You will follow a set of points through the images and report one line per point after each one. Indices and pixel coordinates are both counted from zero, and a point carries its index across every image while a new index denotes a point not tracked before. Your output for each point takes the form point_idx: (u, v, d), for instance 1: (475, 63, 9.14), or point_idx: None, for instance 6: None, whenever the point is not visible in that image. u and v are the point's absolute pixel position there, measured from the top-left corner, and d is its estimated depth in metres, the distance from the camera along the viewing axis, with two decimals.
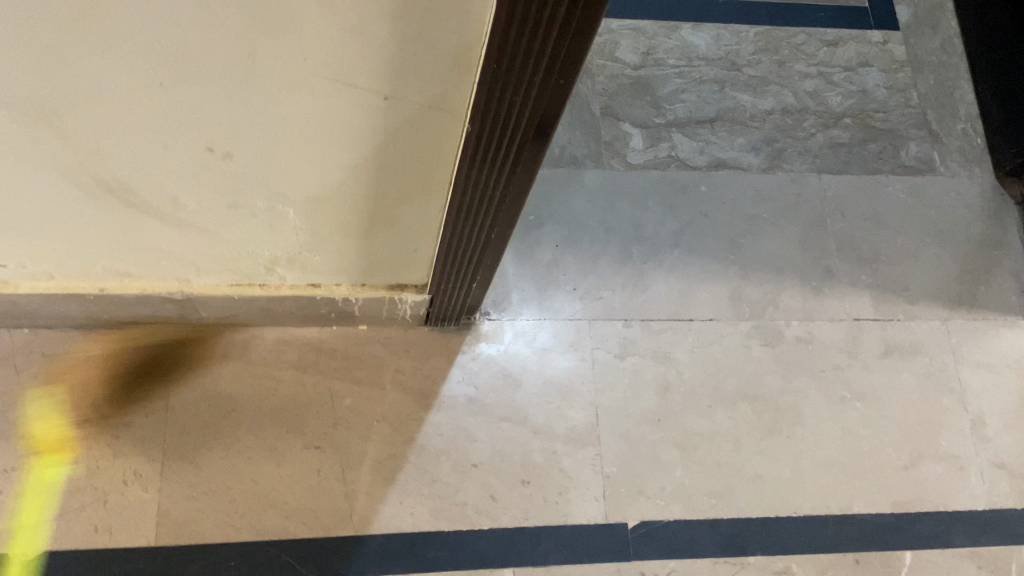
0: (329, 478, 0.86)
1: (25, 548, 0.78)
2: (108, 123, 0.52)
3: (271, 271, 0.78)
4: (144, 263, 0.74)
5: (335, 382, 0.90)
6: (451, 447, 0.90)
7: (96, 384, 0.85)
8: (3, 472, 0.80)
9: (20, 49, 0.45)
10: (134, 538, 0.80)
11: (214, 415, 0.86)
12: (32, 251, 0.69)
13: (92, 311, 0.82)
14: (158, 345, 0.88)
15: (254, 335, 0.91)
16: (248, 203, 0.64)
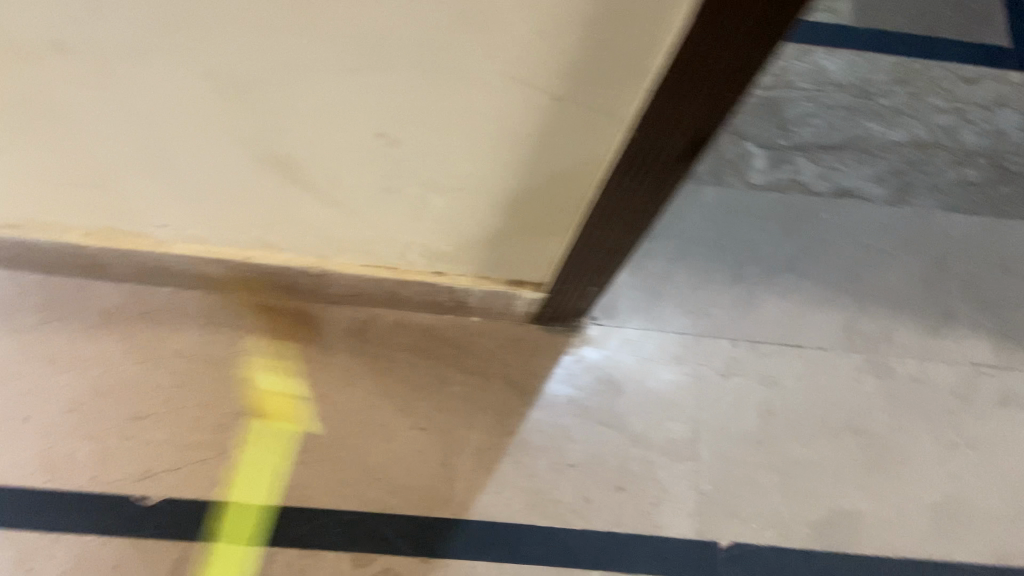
0: (432, 461, 0.89)
1: (149, 492, 0.83)
2: (295, 103, 0.56)
3: (402, 256, 0.81)
4: (289, 236, 0.78)
5: (445, 370, 0.93)
6: (550, 444, 0.91)
7: (225, 346, 0.90)
8: (136, 418, 0.86)
9: (235, 27, 0.48)
10: (249, 494, 0.84)
11: (330, 388, 0.90)
12: (192, 214, 0.74)
13: (232, 277, 0.87)
14: (284, 316, 0.93)
15: (372, 316, 0.94)
16: (399, 188, 0.67)
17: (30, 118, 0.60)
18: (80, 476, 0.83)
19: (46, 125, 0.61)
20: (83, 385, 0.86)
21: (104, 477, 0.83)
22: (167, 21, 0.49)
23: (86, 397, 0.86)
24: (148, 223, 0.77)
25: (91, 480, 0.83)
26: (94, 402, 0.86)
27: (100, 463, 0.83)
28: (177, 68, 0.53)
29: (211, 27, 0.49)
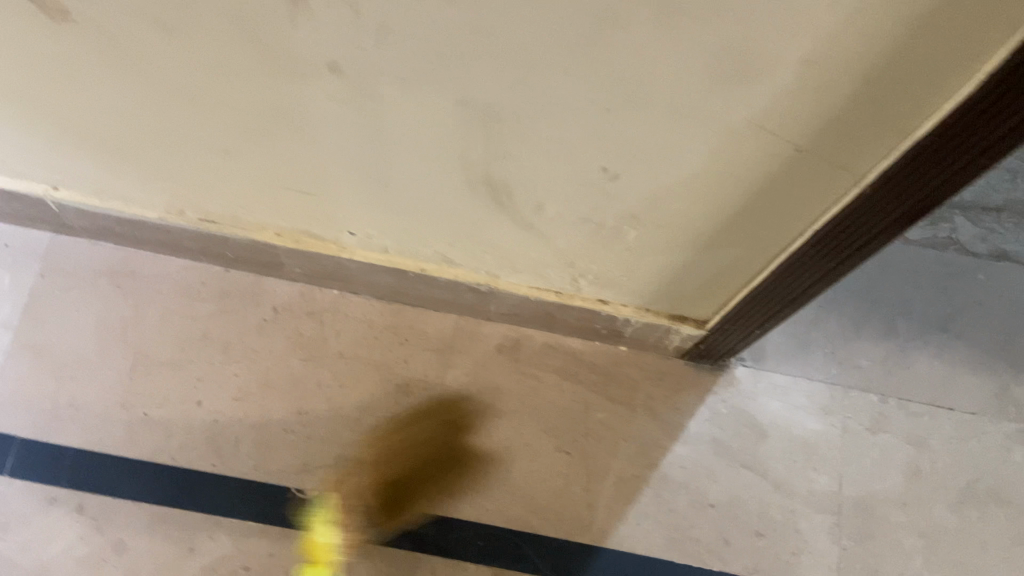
0: (575, 486, 0.90)
1: (307, 486, 0.86)
2: (534, 134, 0.58)
3: (574, 282, 0.82)
4: (470, 253, 0.80)
5: (591, 396, 0.93)
6: (691, 482, 0.91)
7: (385, 351, 0.93)
8: (298, 413, 0.89)
9: (504, 64, 0.51)
10: (399, 498, 0.87)
11: (480, 402, 0.92)
12: (386, 224, 0.78)
13: (401, 285, 0.90)
14: (442, 327, 0.95)
15: (524, 335, 0.95)
16: (599, 219, 0.68)
17: (271, 126, 0.63)
18: (244, 463, 0.86)
19: (283, 134, 0.63)
20: (252, 376, 0.90)
21: (267, 467, 0.87)
22: (440, 55, 0.51)
23: (253, 388, 0.89)
24: (339, 227, 0.80)
25: (255, 469, 0.86)
26: (260, 393, 0.89)
27: (263, 453, 0.87)
28: (431, 95, 0.55)
29: (482, 62, 0.51)
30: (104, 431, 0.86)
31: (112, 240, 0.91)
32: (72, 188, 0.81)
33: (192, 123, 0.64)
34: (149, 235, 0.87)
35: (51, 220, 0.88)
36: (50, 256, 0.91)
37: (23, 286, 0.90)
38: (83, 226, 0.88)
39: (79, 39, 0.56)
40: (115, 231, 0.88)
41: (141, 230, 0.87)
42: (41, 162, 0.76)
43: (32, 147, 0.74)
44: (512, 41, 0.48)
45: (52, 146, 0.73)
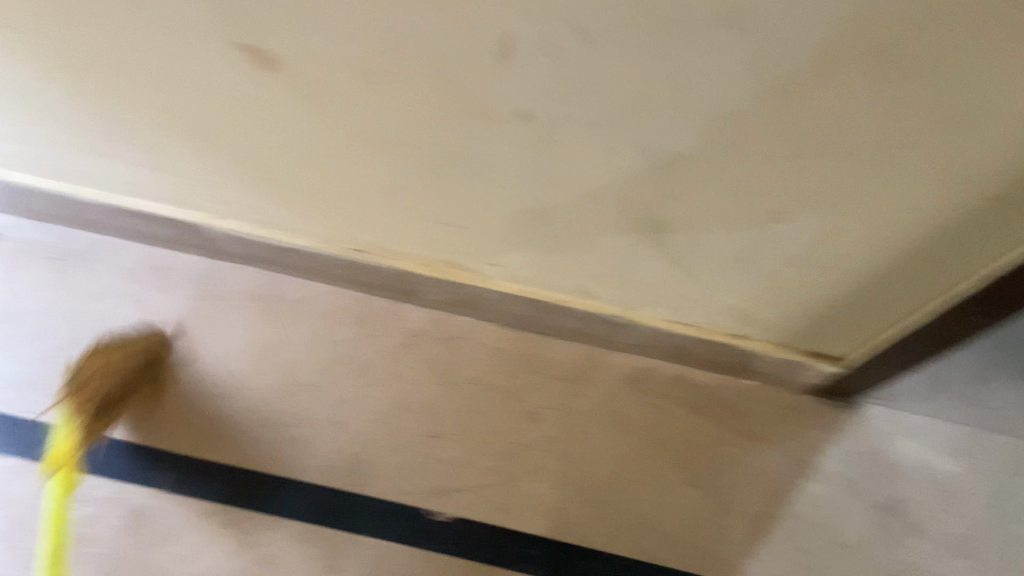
0: (704, 519, 0.91)
1: (439, 509, 0.89)
2: (708, 176, 0.58)
3: (714, 317, 0.82)
4: (611, 287, 0.82)
5: (720, 429, 0.94)
6: (822, 520, 0.91)
7: (515, 379, 0.95)
8: (433, 437, 0.92)
9: (694, 113, 0.51)
10: (531, 524, 0.90)
11: (609, 432, 0.93)
12: (532, 257, 0.79)
13: (534, 315, 0.92)
14: (572, 355, 0.96)
15: (652, 366, 0.96)
16: (756, 258, 0.68)
17: (446, 166, 0.65)
18: (384, 484, 0.90)
19: (456, 173, 0.66)
20: (389, 399, 0.93)
21: (404, 488, 0.90)
22: (631, 102, 0.52)
23: (391, 410, 0.93)
24: (486, 259, 0.82)
25: (393, 490, 0.90)
26: (398, 416, 0.93)
27: (401, 474, 0.90)
28: (612, 138, 0.56)
29: (672, 109, 0.52)
30: (253, 448, 0.90)
31: (261, 265, 0.95)
32: (234, 216, 0.86)
33: (370, 162, 0.68)
34: (299, 261, 0.92)
35: (207, 246, 0.93)
36: (203, 279, 0.96)
37: (178, 308, 0.95)
38: (237, 252, 0.93)
39: (282, 85, 0.59)
40: (266, 257, 0.93)
41: (292, 256, 0.91)
42: (212, 193, 0.81)
43: (206, 179, 0.78)
44: (708, 90, 0.49)
45: (226, 177, 0.77)
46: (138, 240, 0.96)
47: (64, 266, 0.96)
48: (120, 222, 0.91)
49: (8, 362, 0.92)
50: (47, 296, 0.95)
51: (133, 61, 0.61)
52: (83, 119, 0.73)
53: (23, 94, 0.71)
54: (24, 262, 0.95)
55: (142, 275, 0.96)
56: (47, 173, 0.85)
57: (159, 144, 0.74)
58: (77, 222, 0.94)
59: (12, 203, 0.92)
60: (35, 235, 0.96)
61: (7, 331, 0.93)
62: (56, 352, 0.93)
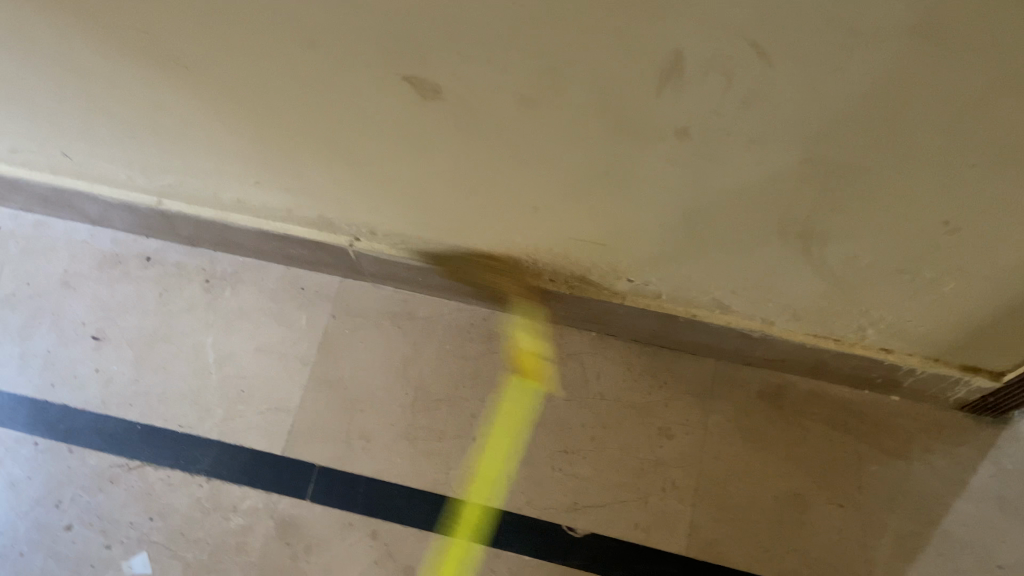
0: (850, 540, 0.87)
1: (577, 524, 0.89)
2: (874, 187, 0.57)
3: (859, 331, 0.80)
4: (750, 301, 0.80)
5: (862, 446, 0.91)
6: (979, 542, 0.86)
7: (645, 395, 0.94)
8: (565, 451, 0.92)
9: (869, 122, 0.50)
10: (667, 541, 0.88)
11: (744, 448, 0.91)
12: (669, 273, 0.79)
13: (665, 330, 0.91)
14: (701, 371, 0.95)
15: (787, 381, 0.94)
16: (915, 271, 0.66)
17: (593, 186, 0.66)
18: (518, 498, 0.91)
19: (604, 190, 0.66)
20: (521, 414, 0.94)
21: (538, 503, 0.90)
22: (800, 114, 0.51)
23: (523, 425, 0.94)
24: (620, 275, 0.82)
25: (527, 504, 0.90)
26: (530, 431, 0.93)
27: (535, 489, 0.91)
28: (774, 151, 0.55)
29: (844, 119, 0.51)
30: (391, 461, 0.93)
31: (394, 283, 0.99)
32: (373, 238, 0.89)
33: (515, 183, 0.69)
34: (432, 280, 0.95)
35: (345, 266, 0.97)
36: (340, 298, 1.01)
37: (317, 326, 0.99)
38: (372, 272, 0.97)
39: (439, 111, 0.61)
40: (400, 276, 0.96)
41: (426, 275, 0.94)
42: (355, 217, 0.85)
43: (351, 204, 0.82)
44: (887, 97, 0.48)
45: (370, 201, 0.80)
46: (279, 262, 1.01)
47: (212, 287, 1.01)
48: (264, 245, 0.96)
49: (163, 378, 0.97)
50: (196, 316, 1.00)
51: (295, 95, 0.65)
52: (241, 150, 0.77)
53: (188, 131, 0.76)
54: (176, 285, 1.01)
55: (285, 295, 1.01)
56: (201, 202, 0.91)
57: (310, 172, 0.77)
58: (225, 246, 1.00)
59: (167, 227, 0.99)
60: (186, 259, 1.03)
61: (160, 350, 0.98)
62: (207, 368, 0.97)
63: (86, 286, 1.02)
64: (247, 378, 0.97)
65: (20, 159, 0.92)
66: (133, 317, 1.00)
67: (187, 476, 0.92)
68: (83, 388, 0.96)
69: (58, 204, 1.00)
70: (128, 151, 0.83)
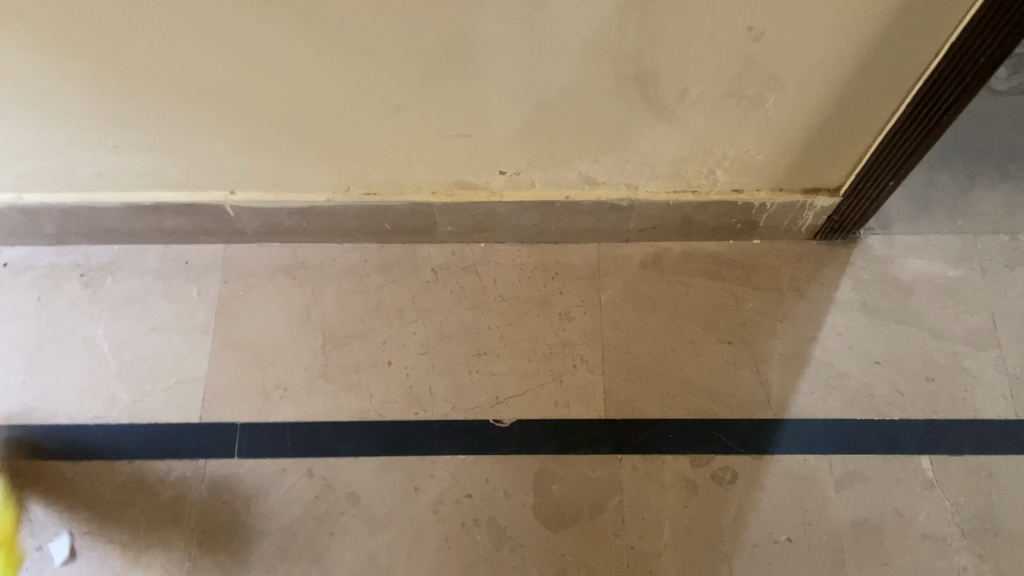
0: (745, 369, 0.96)
1: (503, 415, 0.94)
2: (685, 7, 0.65)
3: (711, 174, 0.89)
4: (612, 167, 0.87)
5: (739, 289, 1.00)
6: (852, 345, 0.97)
7: (540, 287, 1.01)
8: (478, 355, 0.97)
9: None
10: (587, 412, 0.94)
11: (638, 314, 0.99)
12: (535, 154, 0.85)
13: (545, 223, 0.97)
14: (586, 256, 1.02)
15: (663, 248, 1.02)
16: (741, 91, 0.75)
17: (444, 66, 0.72)
18: (443, 405, 0.95)
19: (456, 70, 0.72)
20: (429, 330, 0.99)
21: (463, 405, 0.95)
22: None
23: (433, 340, 0.98)
24: (491, 169, 0.88)
25: (453, 409, 0.95)
26: (441, 344, 0.98)
27: (457, 394, 0.95)
28: None
29: None
30: (313, 403, 0.95)
31: (280, 237, 1.01)
32: (248, 187, 0.91)
33: (374, 80, 0.73)
34: (317, 223, 0.97)
35: (227, 229, 0.98)
36: (229, 264, 1.01)
37: (210, 294, 0.99)
38: (255, 228, 0.98)
39: (284, 10, 0.65)
40: (285, 227, 0.98)
41: (309, 219, 0.96)
42: (224, 167, 0.87)
43: (219, 150, 0.84)
44: None
45: (236, 140, 0.82)
46: (157, 241, 1.00)
47: (91, 279, 0.99)
48: (139, 223, 0.96)
49: (61, 377, 0.94)
50: (81, 311, 0.97)
51: (138, 23, 0.67)
52: (96, 110, 0.77)
53: (37, 99, 0.75)
54: (53, 285, 0.99)
55: (170, 271, 1.00)
56: (63, 187, 0.89)
57: (169, 119, 0.79)
58: (97, 235, 0.98)
59: (32, 227, 0.96)
60: (58, 258, 1.00)
61: (51, 352, 0.95)
62: (105, 357, 0.95)
63: None
64: (148, 358, 0.95)
65: None
66: (15, 325, 0.97)
67: (108, 462, 0.90)
68: None
69: None
70: None
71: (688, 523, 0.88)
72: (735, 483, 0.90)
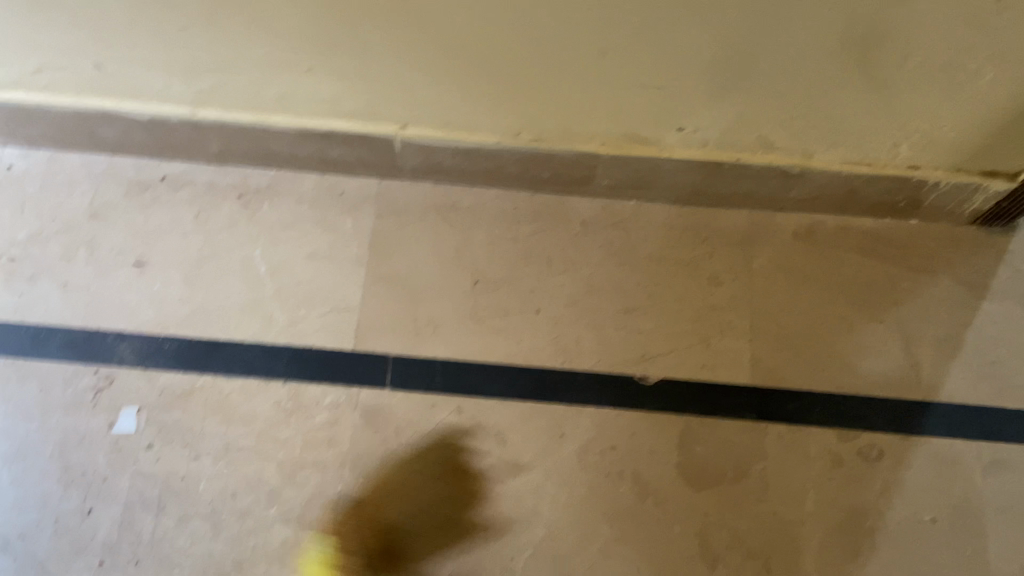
0: (895, 349, 0.95)
1: (648, 372, 0.94)
2: None
3: (893, 147, 0.87)
4: (795, 132, 0.86)
5: (893, 268, 0.99)
6: (1005, 335, 0.96)
7: (691, 249, 1.00)
8: (626, 311, 0.97)
9: None
10: (734, 377, 0.94)
11: (789, 284, 0.98)
12: (721, 113, 0.84)
13: (706, 184, 0.96)
14: (739, 221, 1.01)
15: (817, 221, 1.01)
16: (961, 63, 0.73)
17: (668, 14, 0.70)
18: (589, 357, 0.95)
19: (677, 19, 0.71)
20: (577, 282, 0.99)
21: (609, 359, 0.95)
22: None
23: (581, 292, 0.98)
24: (671, 124, 0.87)
25: (600, 362, 0.95)
26: (588, 296, 0.98)
27: (603, 347, 0.96)
28: None
29: None
30: (462, 343, 0.96)
31: (435, 176, 1.01)
32: (420, 122, 0.91)
33: (592, 23, 0.72)
34: (478, 165, 0.97)
35: (386, 164, 0.99)
36: (383, 199, 1.02)
37: (364, 227, 1.00)
38: (414, 165, 0.98)
39: None
40: (444, 166, 0.98)
41: (471, 159, 0.96)
42: (405, 98, 0.86)
43: (407, 81, 0.83)
44: None
45: (427, 73, 0.82)
46: (314, 169, 1.01)
47: (249, 201, 1.00)
48: (303, 149, 0.96)
49: (219, 295, 0.96)
50: (238, 232, 0.99)
51: None
52: (301, 31, 0.77)
53: (245, 16, 0.75)
54: (211, 203, 1.00)
55: (324, 201, 1.01)
56: (240, 105, 0.90)
57: (368, 45, 0.78)
58: (258, 158, 0.99)
59: (198, 144, 0.97)
60: (216, 177, 1.02)
61: (209, 269, 0.97)
62: (262, 279, 0.97)
63: (117, 216, 0.99)
64: (304, 284, 0.97)
65: (44, 80, 0.90)
66: (173, 239, 0.98)
67: (264, 382, 0.93)
68: (135, 314, 0.95)
69: (78, 133, 0.97)
70: (171, 52, 0.82)
71: (831, 495, 0.89)
72: (880, 460, 0.90)
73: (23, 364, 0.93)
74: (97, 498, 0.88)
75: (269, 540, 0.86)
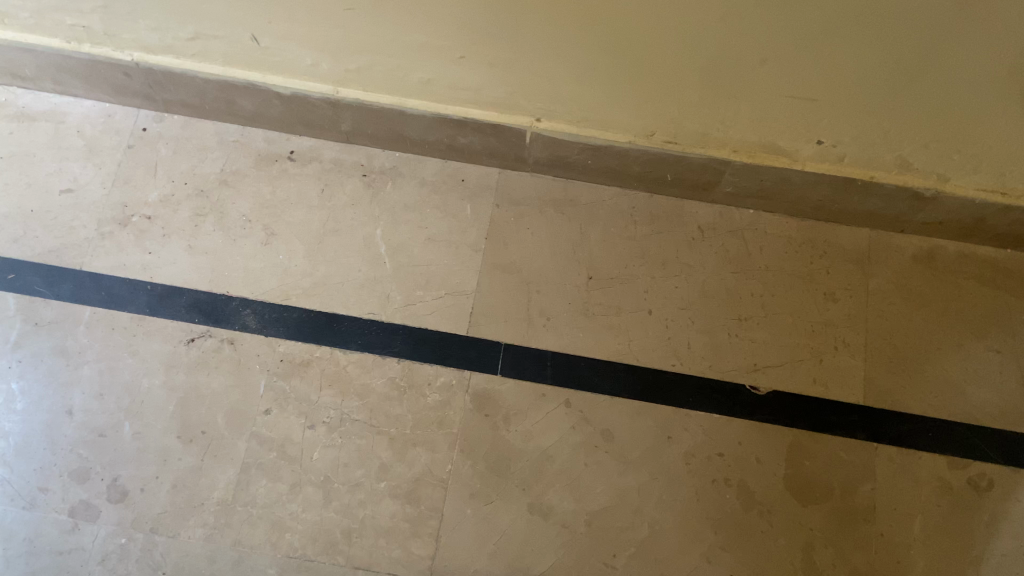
0: (1011, 381, 0.94)
1: (759, 383, 0.94)
2: None
3: None
4: (936, 154, 0.86)
5: (1013, 300, 0.98)
6: None
7: (808, 263, 1.00)
8: (739, 319, 0.97)
9: None
10: (846, 395, 0.94)
11: (906, 306, 0.98)
12: (866, 129, 0.84)
13: (832, 199, 0.96)
14: (857, 240, 1.01)
15: (937, 246, 1.01)
16: None
17: (838, 29, 0.71)
18: (700, 362, 0.96)
19: (846, 35, 0.71)
20: (691, 286, 0.99)
21: (721, 366, 0.95)
22: None
23: (695, 297, 0.98)
24: (811, 136, 0.87)
25: (710, 367, 0.95)
26: (702, 301, 0.98)
27: (714, 353, 0.96)
28: None
29: None
30: (574, 337, 0.97)
31: (556, 170, 1.02)
32: (556, 116, 0.92)
33: (758, 33, 0.73)
34: (603, 163, 0.98)
35: (512, 155, 1.00)
36: (502, 188, 1.03)
37: (483, 215, 1.02)
38: (539, 158, 1.00)
39: None
40: (569, 161, 0.99)
41: (598, 157, 0.97)
42: (548, 91, 0.87)
43: (554, 75, 0.85)
44: None
45: (577, 69, 0.83)
46: (438, 154, 1.03)
47: (374, 181, 1.03)
48: (434, 134, 0.98)
49: (340, 269, 0.99)
50: (361, 210, 1.02)
51: None
52: (463, 20, 0.78)
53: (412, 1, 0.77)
54: (337, 180, 1.03)
55: (445, 186, 1.03)
56: (382, 86, 0.92)
57: (526, 38, 0.79)
58: (387, 139, 1.01)
59: (331, 121, 0.99)
60: (342, 155, 1.04)
61: (332, 243, 1.00)
62: (382, 257, 0.99)
63: (246, 185, 1.02)
64: (422, 267, 0.99)
65: (196, 48, 0.92)
66: (299, 211, 1.01)
67: (380, 358, 0.94)
68: (259, 281, 0.98)
69: (216, 102, 1.00)
70: (329, 31, 0.84)
71: (940, 522, 0.88)
72: (990, 491, 0.90)
73: (149, 320, 0.96)
74: (214, 457, 0.90)
75: (378, 512, 0.88)
